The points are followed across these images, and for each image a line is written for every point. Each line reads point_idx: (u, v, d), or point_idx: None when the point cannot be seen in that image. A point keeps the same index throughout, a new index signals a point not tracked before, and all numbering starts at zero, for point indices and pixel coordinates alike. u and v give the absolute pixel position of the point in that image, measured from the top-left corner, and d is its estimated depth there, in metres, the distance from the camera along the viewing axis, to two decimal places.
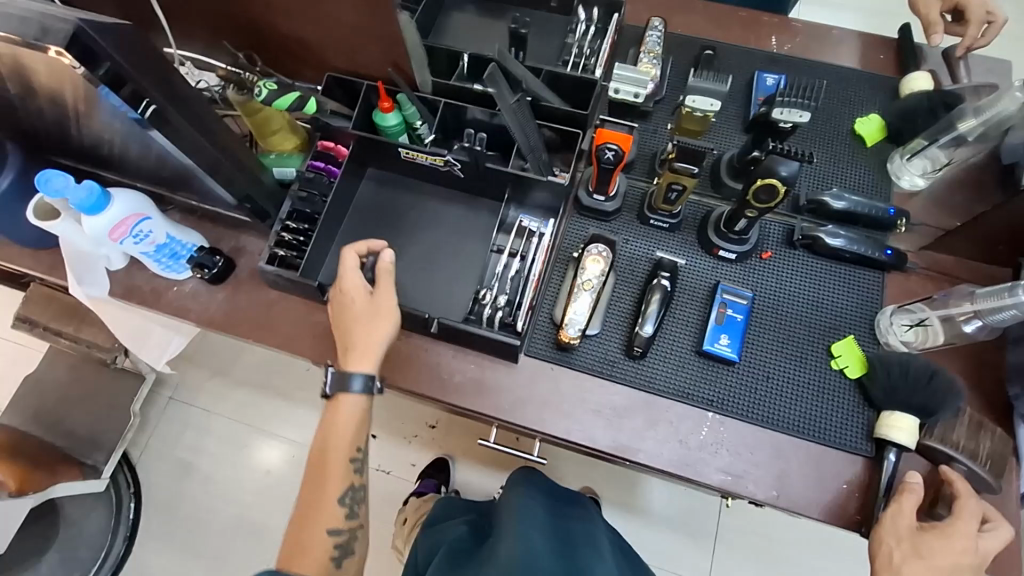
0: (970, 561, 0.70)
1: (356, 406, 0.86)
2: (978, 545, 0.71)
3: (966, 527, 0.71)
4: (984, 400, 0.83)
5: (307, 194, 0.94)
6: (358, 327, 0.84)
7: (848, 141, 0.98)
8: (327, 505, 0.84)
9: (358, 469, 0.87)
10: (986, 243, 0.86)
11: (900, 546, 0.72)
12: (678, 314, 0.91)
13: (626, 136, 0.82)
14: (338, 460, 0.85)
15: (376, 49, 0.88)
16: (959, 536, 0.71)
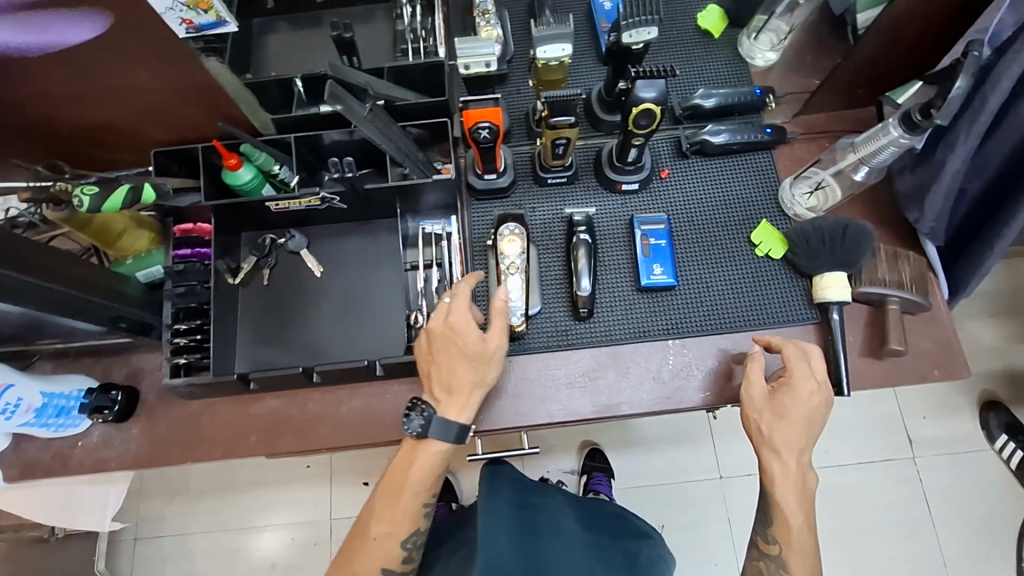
0: (817, 398, 0.76)
1: (439, 448, 0.78)
2: (816, 379, 0.77)
3: (802, 369, 0.77)
4: (894, 232, 0.88)
5: (185, 288, 0.83)
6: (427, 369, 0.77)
7: (698, 38, 1.00)
8: (366, 572, 0.78)
9: (407, 555, 0.80)
10: (847, 91, 0.89)
11: (764, 414, 0.76)
12: (609, 260, 0.90)
13: (495, 109, 0.78)
14: (385, 550, 0.78)
15: (199, 104, 0.79)
16: (802, 381, 0.76)
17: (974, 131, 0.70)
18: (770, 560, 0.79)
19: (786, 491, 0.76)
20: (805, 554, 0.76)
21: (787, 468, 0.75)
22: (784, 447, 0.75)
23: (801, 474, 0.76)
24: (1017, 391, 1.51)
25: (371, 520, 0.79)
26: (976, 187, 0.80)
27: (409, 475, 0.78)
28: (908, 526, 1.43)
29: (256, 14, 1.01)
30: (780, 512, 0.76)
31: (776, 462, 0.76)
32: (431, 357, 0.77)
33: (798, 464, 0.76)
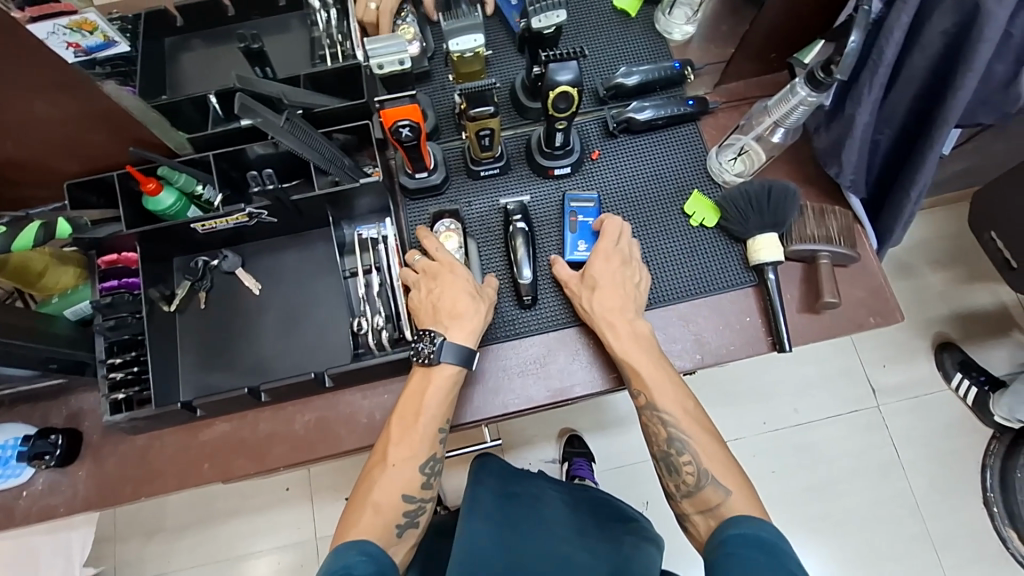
0: (618, 259, 0.84)
1: (450, 372, 0.78)
2: (616, 245, 0.85)
3: (603, 244, 0.85)
4: (819, 189, 0.91)
5: (116, 320, 0.80)
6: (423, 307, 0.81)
7: (615, 19, 1.01)
8: (387, 501, 0.77)
9: (426, 481, 0.79)
10: (761, 56, 0.91)
11: (582, 290, 0.83)
12: (549, 245, 0.90)
13: (413, 105, 0.77)
14: (404, 476, 0.78)
15: (106, 130, 0.76)
16: (602, 252, 0.85)
17: (875, 83, 0.73)
18: (645, 413, 0.80)
19: (630, 347, 0.80)
20: (671, 395, 0.79)
21: (618, 326, 0.81)
22: (608, 312, 0.81)
23: (640, 334, 0.81)
24: (967, 330, 1.58)
25: (387, 447, 0.78)
26: (887, 137, 0.82)
27: (423, 401, 0.78)
28: (878, 472, 1.48)
29: (166, 35, 0.99)
30: (636, 373, 0.79)
31: (611, 330, 0.81)
32: (419, 303, 0.82)
33: (628, 323, 0.81)
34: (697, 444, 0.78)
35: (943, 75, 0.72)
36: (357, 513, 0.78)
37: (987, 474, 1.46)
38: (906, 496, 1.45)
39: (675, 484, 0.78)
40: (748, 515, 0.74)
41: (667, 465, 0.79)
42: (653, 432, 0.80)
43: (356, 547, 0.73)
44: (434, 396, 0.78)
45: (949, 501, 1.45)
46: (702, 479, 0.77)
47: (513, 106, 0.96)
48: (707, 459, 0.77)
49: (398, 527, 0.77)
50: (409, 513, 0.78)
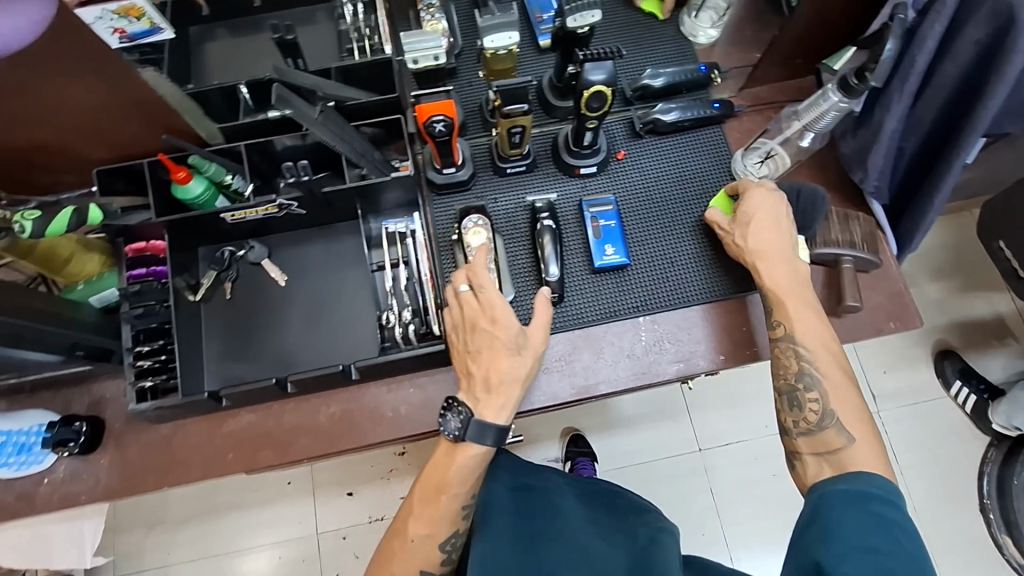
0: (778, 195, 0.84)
1: (479, 451, 0.77)
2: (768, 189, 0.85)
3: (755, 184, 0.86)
4: (842, 194, 0.92)
5: (144, 308, 0.81)
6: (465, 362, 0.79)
7: (641, 21, 1.02)
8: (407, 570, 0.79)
9: (444, 558, 0.81)
10: (787, 61, 0.92)
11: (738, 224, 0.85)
12: (574, 244, 0.91)
13: (448, 101, 0.78)
14: (425, 551, 0.79)
15: (141, 117, 0.76)
16: (756, 190, 0.85)
17: (906, 91, 0.74)
18: (780, 344, 0.80)
19: (781, 282, 0.81)
20: (812, 327, 0.79)
21: (775, 260, 0.81)
22: (759, 245, 0.82)
23: (790, 274, 0.81)
24: (968, 338, 1.60)
25: (408, 521, 0.79)
26: (912, 144, 0.84)
27: (450, 475, 0.77)
28: None
29: (191, 23, 0.98)
30: (782, 305, 0.80)
31: (765, 260, 0.82)
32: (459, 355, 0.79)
33: (783, 256, 0.82)
34: (826, 382, 0.76)
35: (972, 85, 0.73)
36: None
37: (984, 480, 1.48)
38: (906, 501, 1.47)
39: (795, 421, 0.77)
40: (871, 468, 0.71)
41: (791, 400, 0.77)
42: (784, 364, 0.79)
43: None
44: (458, 469, 0.77)
45: (948, 507, 1.47)
46: (826, 420, 0.75)
47: (540, 105, 0.97)
48: (834, 400, 0.75)
49: None
50: None
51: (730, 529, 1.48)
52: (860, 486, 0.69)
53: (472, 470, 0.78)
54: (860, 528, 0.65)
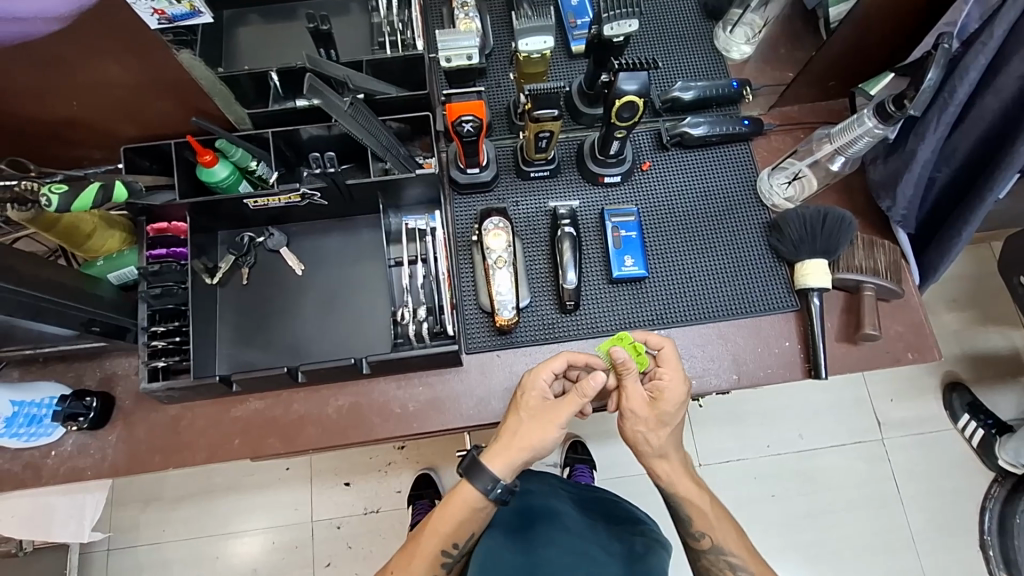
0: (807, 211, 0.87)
1: (472, 498, 0.77)
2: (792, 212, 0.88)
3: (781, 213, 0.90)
4: (868, 220, 0.91)
5: (162, 287, 0.80)
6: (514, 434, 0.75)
7: (675, 33, 1.01)
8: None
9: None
10: (820, 83, 0.91)
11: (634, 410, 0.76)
12: (594, 253, 0.90)
13: (479, 101, 0.78)
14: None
15: (172, 99, 0.76)
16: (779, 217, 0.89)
17: (943, 120, 0.73)
18: (708, 554, 0.82)
19: (680, 483, 0.79)
20: (702, 501, 0.80)
21: (662, 458, 0.78)
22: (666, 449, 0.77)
23: (678, 462, 0.79)
24: (978, 372, 1.58)
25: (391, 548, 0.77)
26: (944, 175, 0.83)
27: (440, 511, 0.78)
28: (880, 505, 1.48)
29: (225, 7, 0.99)
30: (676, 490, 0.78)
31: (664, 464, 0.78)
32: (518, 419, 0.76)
33: (681, 460, 0.79)
34: (734, 545, 0.81)
35: (1012, 119, 0.72)
36: None
37: (986, 515, 1.46)
38: (906, 532, 1.46)
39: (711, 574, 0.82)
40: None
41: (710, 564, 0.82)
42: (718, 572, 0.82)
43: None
44: (450, 512, 0.78)
45: (948, 541, 1.45)
46: (740, 574, 0.81)
47: (568, 110, 0.96)
48: (738, 547, 0.81)
49: None
50: None
51: None
52: None
53: (469, 510, 0.77)
54: None
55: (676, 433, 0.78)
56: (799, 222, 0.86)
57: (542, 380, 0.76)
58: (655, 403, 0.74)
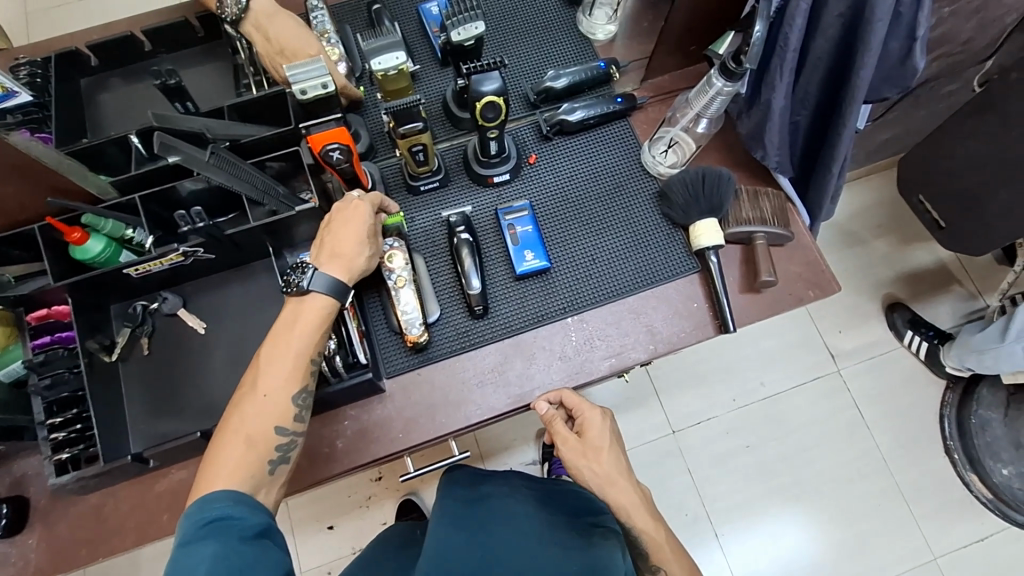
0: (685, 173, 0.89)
1: (320, 303, 0.75)
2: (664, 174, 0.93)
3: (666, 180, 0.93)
4: (750, 172, 0.94)
5: (52, 377, 0.77)
6: (349, 231, 0.78)
7: (538, 26, 1.03)
8: (259, 432, 0.71)
9: (299, 413, 0.73)
10: (680, 50, 0.94)
11: (572, 446, 0.82)
12: (495, 254, 0.91)
13: (341, 129, 0.78)
14: (276, 405, 0.72)
15: (21, 180, 0.74)
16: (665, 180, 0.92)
17: (785, 68, 0.76)
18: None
19: (636, 509, 0.83)
20: (655, 529, 0.84)
21: (616, 487, 0.82)
22: (613, 473, 0.82)
23: (631, 490, 0.83)
24: (910, 289, 1.65)
25: (258, 376, 0.73)
26: (804, 117, 0.86)
27: (293, 327, 0.74)
28: (842, 434, 1.53)
29: (82, 76, 0.96)
30: (627, 514, 0.82)
31: (618, 491, 0.82)
32: (342, 218, 0.79)
33: (635, 487, 0.84)
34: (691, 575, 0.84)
35: (844, 56, 0.76)
36: (226, 449, 0.70)
37: (946, 422, 1.53)
38: (872, 454, 1.51)
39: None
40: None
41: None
42: None
43: (232, 496, 0.67)
44: (302, 323, 0.74)
45: (912, 455, 1.51)
46: None
47: (446, 118, 0.97)
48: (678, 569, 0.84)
49: (269, 463, 0.71)
50: (282, 447, 0.72)
51: (710, 509, 1.49)
52: (212, 512, 0.65)
53: (315, 320, 0.75)
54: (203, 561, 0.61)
55: (620, 460, 0.84)
56: (682, 178, 0.89)
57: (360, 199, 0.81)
58: (582, 438, 0.82)
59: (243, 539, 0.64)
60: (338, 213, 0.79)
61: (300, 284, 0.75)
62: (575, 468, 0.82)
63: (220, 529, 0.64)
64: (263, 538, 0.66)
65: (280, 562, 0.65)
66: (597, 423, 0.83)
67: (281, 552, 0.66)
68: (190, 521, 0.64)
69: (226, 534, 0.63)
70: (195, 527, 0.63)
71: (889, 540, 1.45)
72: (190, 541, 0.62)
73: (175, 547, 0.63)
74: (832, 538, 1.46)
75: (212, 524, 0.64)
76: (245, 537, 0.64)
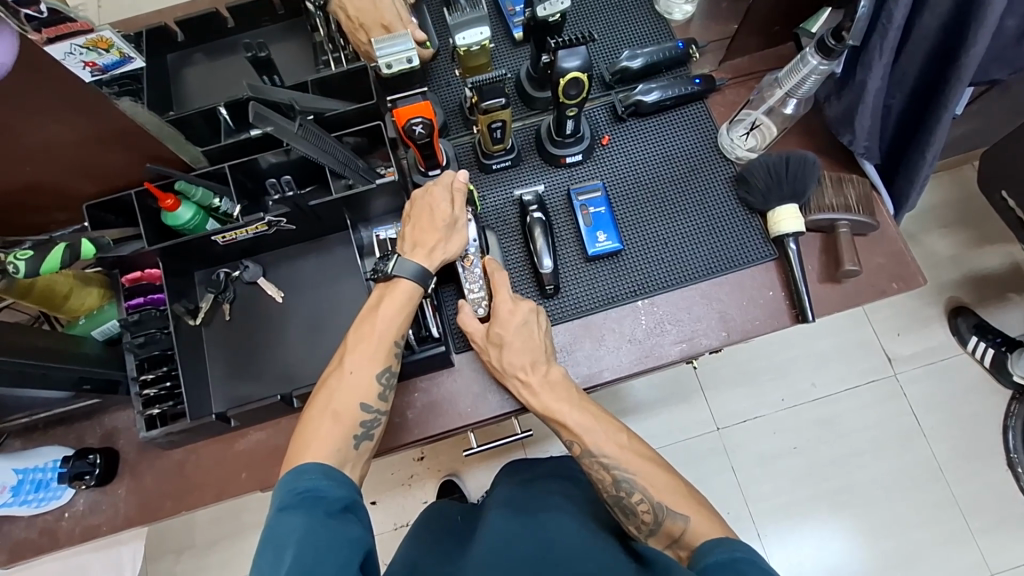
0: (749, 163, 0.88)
1: (408, 289, 0.78)
2: (736, 154, 0.91)
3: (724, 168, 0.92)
4: (832, 158, 0.91)
5: (144, 337, 0.81)
6: (427, 219, 0.80)
7: (614, 5, 1.01)
8: (345, 408, 0.74)
9: (382, 391, 0.76)
10: (765, 30, 0.91)
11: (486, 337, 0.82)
12: (567, 234, 0.91)
13: (426, 102, 0.78)
14: (362, 382, 0.75)
15: (123, 148, 0.78)
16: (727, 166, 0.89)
17: (887, 47, 0.73)
18: (585, 461, 0.81)
19: (550, 400, 0.80)
20: (603, 436, 0.80)
21: (517, 366, 0.80)
22: (518, 362, 0.80)
23: (545, 379, 0.81)
24: (980, 292, 1.57)
25: (345, 354, 0.76)
26: (899, 101, 0.83)
27: (378, 310, 0.77)
28: (902, 439, 1.47)
29: (168, 51, 0.99)
30: (565, 425, 0.80)
31: (500, 346, 0.81)
32: (420, 208, 0.81)
33: (530, 340, 0.81)
34: (635, 466, 0.79)
35: (953, 35, 0.72)
36: (315, 423, 0.73)
37: (1010, 435, 1.45)
38: (932, 462, 1.45)
39: (635, 527, 0.77)
40: (711, 537, 0.73)
41: (622, 509, 0.78)
42: (599, 479, 0.79)
43: (322, 469, 0.69)
44: (389, 305, 0.77)
45: (976, 464, 1.45)
46: (618, 473, 0.79)
47: (521, 98, 0.97)
48: (656, 489, 0.77)
49: (355, 438, 0.74)
50: (366, 423, 0.75)
51: (754, 510, 1.46)
52: (301, 483, 0.67)
53: (403, 301, 0.77)
54: (290, 529, 0.62)
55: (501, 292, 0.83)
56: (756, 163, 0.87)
57: (439, 195, 0.82)
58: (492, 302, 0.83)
59: (329, 514, 0.65)
60: (416, 205, 0.82)
61: (385, 269, 0.78)
62: (467, 323, 0.83)
63: (309, 501, 0.65)
64: (347, 513, 0.66)
65: (361, 538, 0.64)
66: (505, 315, 0.81)
67: (362, 531, 0.65)
68: (284, 491, 0.67)
69: (314, 506, 0.65)
70: (290, 496, 0.66)
71: (947, 551, 1.39)
72: (285, 507, 0.65)
73: (269, 514, 0.65)
74: (885, 546, 1.41)
75: (299, 495, 0.66)
76: (331, 511, 0.65)
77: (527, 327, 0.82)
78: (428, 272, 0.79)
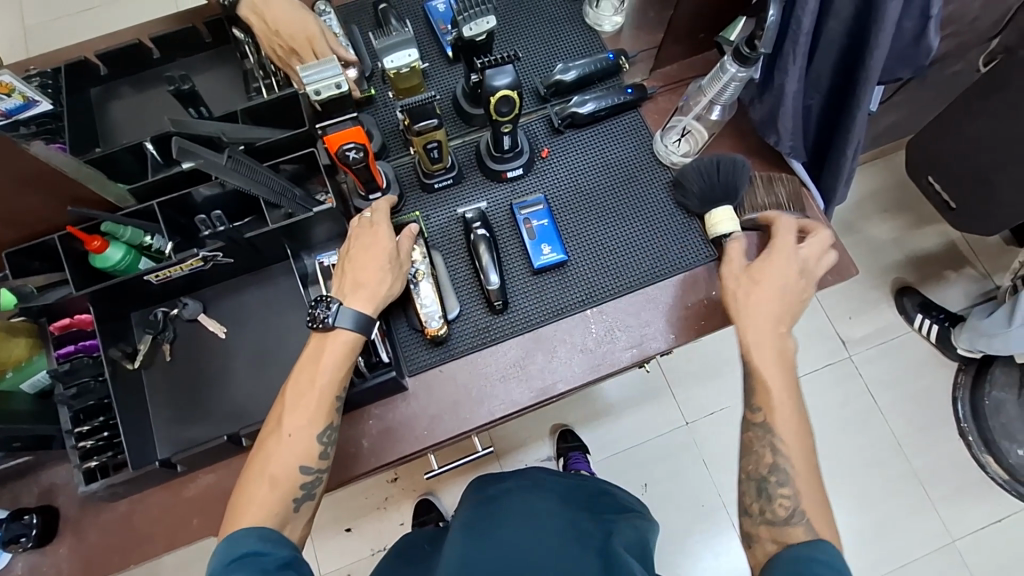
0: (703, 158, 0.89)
1: (347, 339, 0.75)
2: (671, 158, 0.94)
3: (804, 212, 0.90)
4: (762, 158, 0.94)
5: (77, 386, 0.78)
6: (368, 257, 0.79)
7: (545, 20, 1.03)
8: (282, 472, 0.72)
9: (324, 451, 0.74)
10: (690, 38, 0.93)
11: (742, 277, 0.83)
12: (511, 248, 0.91)
13: (356, 128, 0.77)
14: (301, 445, 0.73)
15: (42, 191, 0.75)
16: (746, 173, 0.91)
17: (799, 52, 0.76)
18: (755, 429, 0.77)
19: (765, 350, 0.79)
20: (789, 420, 0.76)
21: (759, 324, 0.80)
22: (753, 316, 0.80)
23: (779, 349, 0.79)
24: (921, 272, 1.65)
25: (283, 415, 0.74)
26: (817, 101, 0.87)
27: (318, 367, 0.74)
28: (860, 419, 1.53)
29: (92, 85, 0.96)
30: (763, 381, 0.78)
31: (759, 295, 0.81)
32: (360, 247, 0.80)
33: (779, 312, 0.81)
34: (798, 455, 0.75)
35: (859, 37, 0.76)
36: (250, 489, 0.71)
37: (959, 405, 1.52)
38: (890, 439, 1.51)
39: (765, 511, 0.73)
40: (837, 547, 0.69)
41: (760, 493, 0.74)
42: (757, 452, 0.76)
43: (258, 533, 0.68)
44: (325, 363, 0.74)
45: (931, 436, 1.51)
46: (780, 458, 0.75)
47: (457, 115, 0.97)
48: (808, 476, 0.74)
49: (295, 501, 0.72)
50: (307, 484, 0.73)
51: (728, 499, 1.49)
52: (237, 548, 0.66)
53: (340, 355, 0.75)
54: None
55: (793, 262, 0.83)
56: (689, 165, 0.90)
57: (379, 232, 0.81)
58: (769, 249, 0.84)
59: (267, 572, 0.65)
60: (353, 243, 0.81)
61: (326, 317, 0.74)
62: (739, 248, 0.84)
63: (245, 564, 0.65)
64: (287, 569, 0.66)
65: None
66: (781, 262, 0.82)
67: None
68: (219, 558, 0.66)
69: (251, 567, 0.64)
70: (226, 563, 0.65)
71: (912, 521, 1.44)
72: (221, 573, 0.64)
73: None
74: (853, 524, 1.45)
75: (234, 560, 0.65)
76: (269, 569, 0.65)
77: (784, 285, 0.81)
78: (372, 318, 0.77)
